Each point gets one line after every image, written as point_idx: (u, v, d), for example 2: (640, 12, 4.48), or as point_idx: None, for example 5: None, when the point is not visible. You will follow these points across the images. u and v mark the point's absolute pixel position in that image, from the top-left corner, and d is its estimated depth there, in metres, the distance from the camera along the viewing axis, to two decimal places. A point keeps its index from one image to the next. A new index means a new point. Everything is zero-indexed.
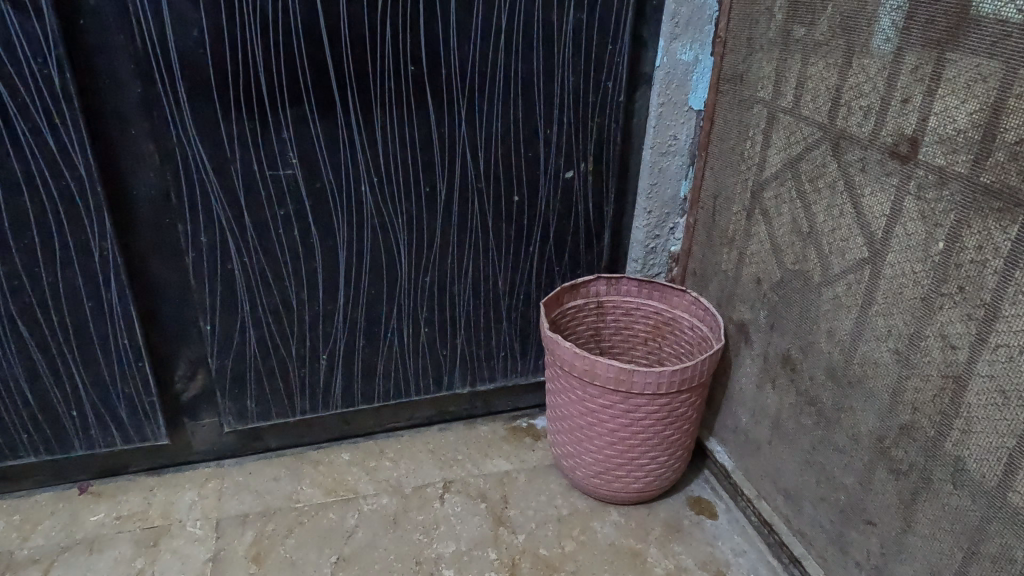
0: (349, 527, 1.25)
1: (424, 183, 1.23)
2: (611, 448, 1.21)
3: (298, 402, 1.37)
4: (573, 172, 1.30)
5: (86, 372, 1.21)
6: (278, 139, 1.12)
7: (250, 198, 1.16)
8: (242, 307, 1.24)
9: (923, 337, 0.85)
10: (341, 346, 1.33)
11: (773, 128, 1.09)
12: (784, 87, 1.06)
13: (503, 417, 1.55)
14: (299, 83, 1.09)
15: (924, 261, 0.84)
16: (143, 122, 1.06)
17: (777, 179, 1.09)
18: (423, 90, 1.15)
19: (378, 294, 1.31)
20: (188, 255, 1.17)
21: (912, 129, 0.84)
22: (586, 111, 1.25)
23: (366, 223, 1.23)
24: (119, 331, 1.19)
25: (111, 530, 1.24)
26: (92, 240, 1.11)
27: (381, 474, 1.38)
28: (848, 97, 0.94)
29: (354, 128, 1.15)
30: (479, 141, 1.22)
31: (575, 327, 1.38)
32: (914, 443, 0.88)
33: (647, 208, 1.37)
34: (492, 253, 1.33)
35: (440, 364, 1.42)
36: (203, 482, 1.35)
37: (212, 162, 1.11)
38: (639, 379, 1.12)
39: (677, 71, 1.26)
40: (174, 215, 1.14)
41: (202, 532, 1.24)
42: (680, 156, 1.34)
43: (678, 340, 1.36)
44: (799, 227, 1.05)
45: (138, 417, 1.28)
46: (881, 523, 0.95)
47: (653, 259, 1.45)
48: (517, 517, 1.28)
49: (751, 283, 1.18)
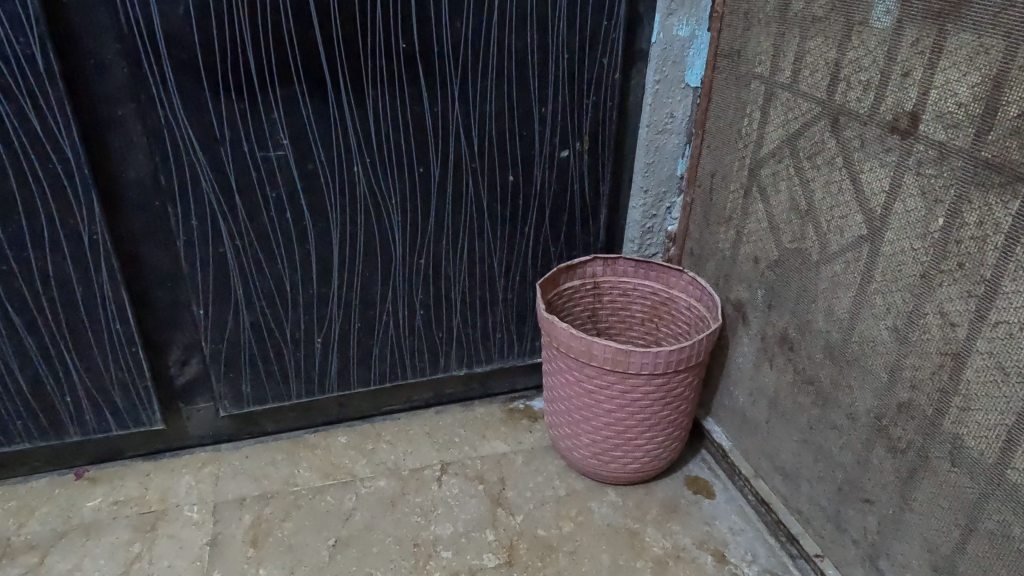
0: (346, 511, 1.25)
1: (417, 165, 1.21)
2: (608, 429, 1.21)
3: (293, 386, 1.36)
4: (568, 152, 1.28)
5: (79, 358, 1.20)
6: (268, 119, 1.10)
7: (241, 181, 1.14)
8: (235, 290, 1.23)
9: (922, 314, 0.84)
10: (337, 329, 1.32)
11: (771, 105, 1.08)
12: (782, 63, 1.05)
13: (500, 399, 1.54)
14: (288, 62, 1.07)
15: (924, 238, 0.83)
16: (130, 103, 1.04)
17: (775, 156, 1.08)
18: (415, 68, 1.13)
19: (373, 275, 1.29)
20: (180, 238, 1.16)
21: (912, 104, 0.82)
22: (581, 90, 1.23)
23: (359, 205, 1.22)
24: (111, 316, 1.18)
25: (108, 516, 1.24)
26: (81, 224, 1.09)
27: (378, 457, 1.37)
28: (847, 72, 0.92)
29: (345, 109, 1.13)
30: (473, 122, 1.20)
31: (572, 308, 1.37)
32: (912, 421, 0.87)
33: (643, 186, 1.36)
34: (487, 233, 1.32)
35: (436, 346, 1.41)
36: (199, 467, 1.35)
37: (200, 144, 1.09)
38: (636, 360, 1.11)
39: (674, 47, 1.24)
40: (164, 198, 1.12)
41: (199, 516, 1.24)
42: (676, 134, 1.32)
43: (675, 320, 1.35)
44: (797, 204, 1.04)
45: (133, 403, 1.27)
46: (878, 501, 0.95)
47: (649, 239, 1.44)
48: (515, 498, 1.28)
49: (749, 262, 1.17)
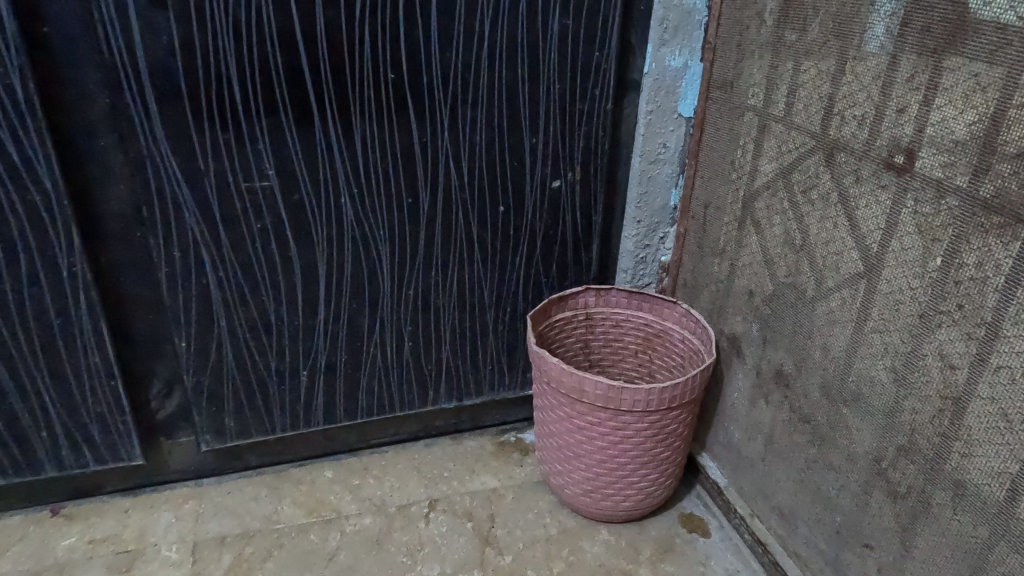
0: (330, 550, 1.21)
1: (405, 195, 1.19)
2: (600, 466, 1.18)
3: (278, 419, 1.33)
4: (559, 181, 1.26)
5: (56, 392, 1.17)
6: (254, 149, 1.08)
7: (226, 212, 1.12)
8: (219, 322, 1.20)
9: (921, 355, 0.82)
10: (323, 361, 1.29)
11: (764, 137, 1.07)
12: (775, 95, 1.04)
13: (490, 432, 1.51)
14: (274, 92, 1.06)
15: (921, 277, 0.81)
16: (112, 133, 1.02)
17: (770, 189, 1.07)
18: (404, 98, 1.12)
19: (361, 307, 1.27)
20: (161, 270, 1.13)
21: (908, 140, 0.81)
22: (573, 120, 1.22)
23: (346, 235, 1.19)
24: (90, 349, 1.15)
25: (83, 555, 1.20)
26: (59, 255, 1.07)
27: (364, 493, 1.34)
28: (841, 106, 0.91)
29: (333, 139, 1.11)
30: (463, 153, 1.19)
31: (564, 340, 1.34)
32: (913, 465, 0.84)
33: (636, 217, 1.34)
34: (477, 264, 1.29)
35: (425, 377, 1.38)
36: (180, 503, 1.31)
37: (184, 174, 1.07)
38: (628, 397, 1.09)
39: (666, 78, 1.23)
40: (146, 229, 1.10)
41: (178, 556, 1.20)
42: (669, 164, 1.31)
43: (668, 353, 1.33)
44: (792, 239, 1.02)
45: (112, 437, 1.23)
46: (878, 547, 0.91)
47: (642, 270, 1.42)
48: (504, 536, 1.24)
49: (744, 294, 1.15)
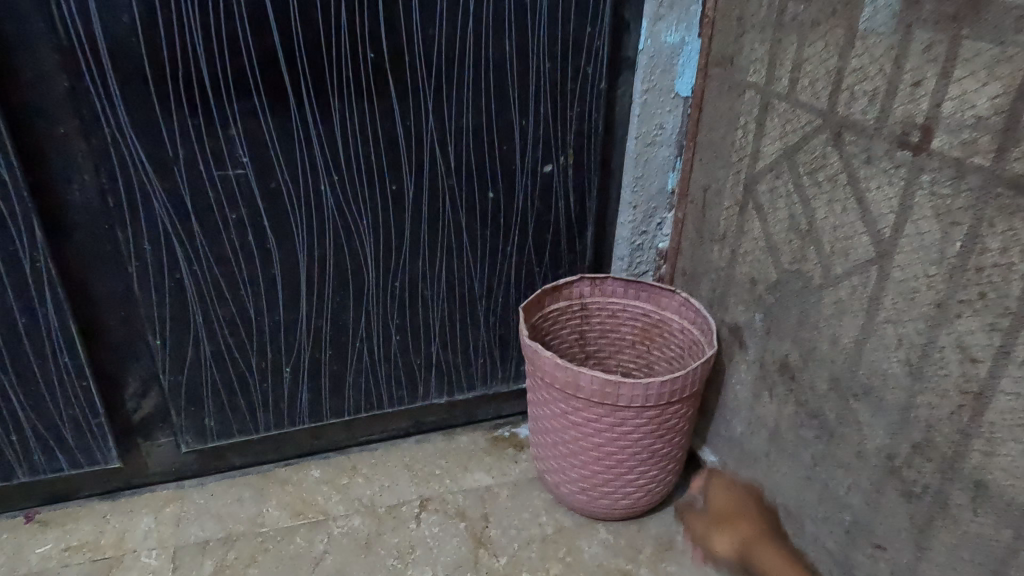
0: (317, 554, 1.16)
1: (389, 182, 1.13)
2: (598, 464, 1.13)
3: (261, 418, 1.28)
4: (551, 166, 1.20)
5: (24, 394, 1.11)
6: (226, 135, 1.02)
7: (198, 203, 1.06)
8: (195, 318, 1.14)
9: (938, 347, 0.77)
10: (307, 357, 1.24)
11: (767, 116, 1.01)
12: (778, 71, 0.98)
13: (483, 427, 1.46)
14: (246, 74, 0.99)
15: (939, 264, 0.75)
16: (72, 120, 0.96)
17: (773, 171, 1.01)
18: (385, 79, 1.05)
19: (345, 300, 1.21)
20: (132, 265, 1.07)
21: (924, 116, 0.75)
22: (564, 101, 1.16)
23: (327, 225, 1.13)
24: (58, 349, 1.09)
25: (58, 563, 1.15)
26: (21, 251, 1.00)
27: (352, 493, 1.29)
28: (849, 81, 0.85)
29: (310, 124, 1.05)
30: (449, 137, 1.13)
31: (558, 331, 1.29)
32: (929, 463, 0.80)
33: (632, 202, 1.28)
34: (467, 253, 1.23)
35: (414, 372, 1.33)
36: (160, 506, 1.26)
37: (152, 163, 1.01)
38: (625, 393, 1.04)
39: (663, 55, 1.16)
40: (113, 222, 1.03)
41: (157, 563, 1.15)
42: (666, 147, 1.25)
43: (667, 344, 1.27)
44: (797, 223, 0.97)
45: (86, 440, 1.18)
46: (890, 548, 0.87)
47: (639, 257, 1.36)
48: (498, 537, 1.20)
49: (746, 283, 1.10)
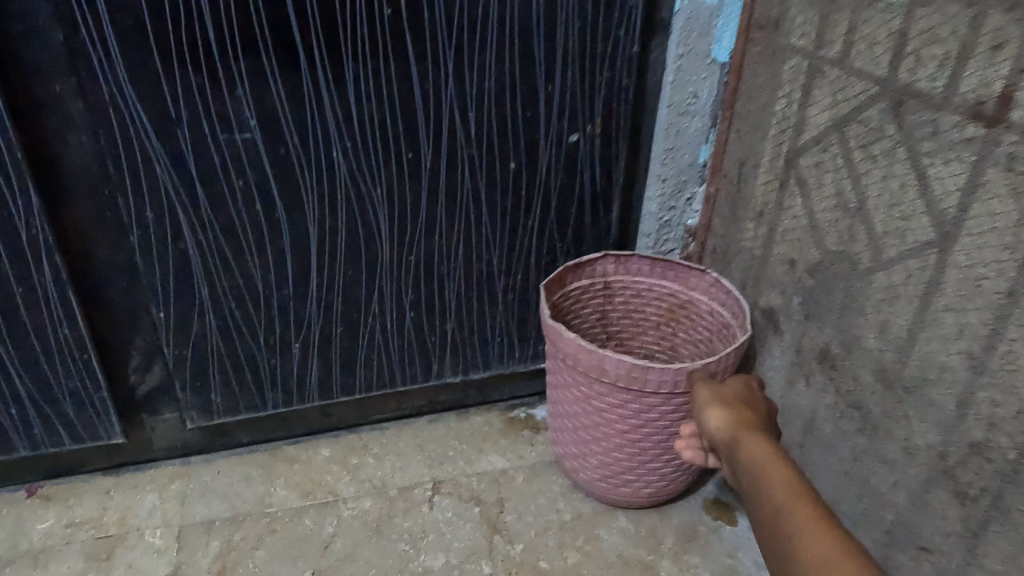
0: (326, 537, 1.12)
1: (405, 150, 1.06)
2: (621, 451, 1.08)
3: (269, 395, 1.23)
4: (577, 135, 1.13)
5: (23, 366, 1.07)
6: (232, 96, 0.95)
7: (203, 168, 0.99)
8: (200, 290, 1.09)
9: (1006, 340, 0.70)
10: (317, 333, 1.19)
11: (815, 84, 0.93)
12: (831, 34, 0.90)
13: (499, 407, 1.40)
14: (253, 30, 0.92)
15: (1013, 249, 0.68)
16: (68, 76, 0.89)
17: (820, 144, 0.93)
18: (402, 38, 0.98)
19: (357, 274, 1.15)
20: (134, 233, 1.01)
21: (1003, 84, 0.67)
22: (593, 65, 1.08)
23: (340, 195, 1.07)
24: (57, 321, 1.04)
25: (60, 540, 1.11)
26: (16, 217, 0.95)
27: (363, 473, 1.24)
28: (915, 45, 0.77)
29: (322, 85, 0.98)
30: (470, 102, 1.05)
31: (580, 311, 1.22)
32: (988, 464, 0.73)
33: (661, 175, 1.21)
34: (486, 227, 1.17)
35: (428, 350, 1.27)
36: (165, 483, 1.22)
37: (153, 124, 0.94)
38: (654, 378, 0.98)
39: (701, 16, 1.08)
40: (114, 187, 0.97)
41: (162, 542, 1.11)
42: (700, 117, 1.17)
43: (695, 326, 1.21)
44: (845, 201, 0.90)
45: (88, 414, 1.14)
46: (937, 551, 0.81)
47: (667, 234, 1.29)
48: (514, 523, 1.15)
49: (784, 264, 1.03)
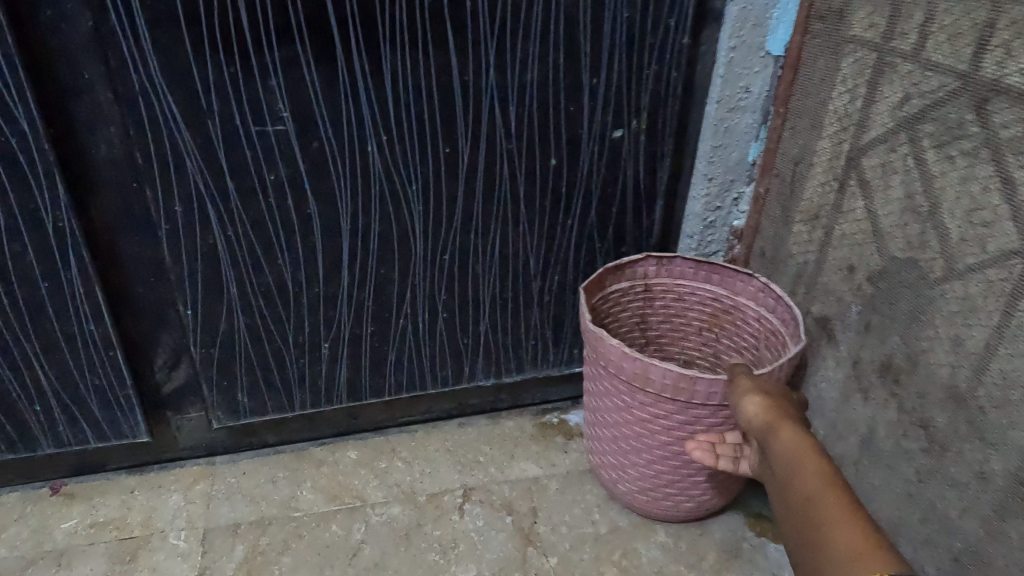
0: (353, 544, 1.09)
1: (442, 145, 1.02)
2: (663, 463, 1.03)
3: (296, 395, 1.19)
4: (621, 131, 1.08)
5: (49, 363, 1.04)
6: (265, 86, 0.91)
7: (234, 162, 0.96)
8: (229, 287, 1.05)
9: None
10: (347, 333, 1.15)
11: (883, 79, 0.87)
12: (904, 25, 0.83)
13: (530, 411, 1.36)
14: (288, 17, 0.88)
15: None
16: (97, 65, 0.85)
17: (887, 143, 0.87)
18: (442, 27, 0.93)
19: (389, 273, 1.11)
20: (162, 228, 0.98)
21: None
22: (641, 57, 1.02)
23: (373, 191, 1.03)
24: (83, 317, 1.01)
25: (84, 541, 1.09)
26: (43, 210, 0.92)
27: (391, 478, 1.20)
28: (1003, 36, 0.71)
29: (358, 76, 0.93)
30: (511, 95, 1.00)
31: (619, 314, 1.17)
32: None
33: (708, 174, 1.15)
34: (523, 226, 1.12)
35: (460, 352, 1.23)
36: (190, 483, 1.19)
37: (184, 115, 0.91)
38: (702, 389, 0.92)
39: (756, 6, 1.01)
40: (142, 180, 0.94)
41: (186, 545, 1.08)
42: (751, 113, 1.11)
43: (740, 332, 1.15)
44: (915, 205, 0.84)
45: (113, 412, 1.11)
46: None
47: (711, 235, 1.23)
48: (548, 534, 1.11)
49: (842, 270, 0.97)
